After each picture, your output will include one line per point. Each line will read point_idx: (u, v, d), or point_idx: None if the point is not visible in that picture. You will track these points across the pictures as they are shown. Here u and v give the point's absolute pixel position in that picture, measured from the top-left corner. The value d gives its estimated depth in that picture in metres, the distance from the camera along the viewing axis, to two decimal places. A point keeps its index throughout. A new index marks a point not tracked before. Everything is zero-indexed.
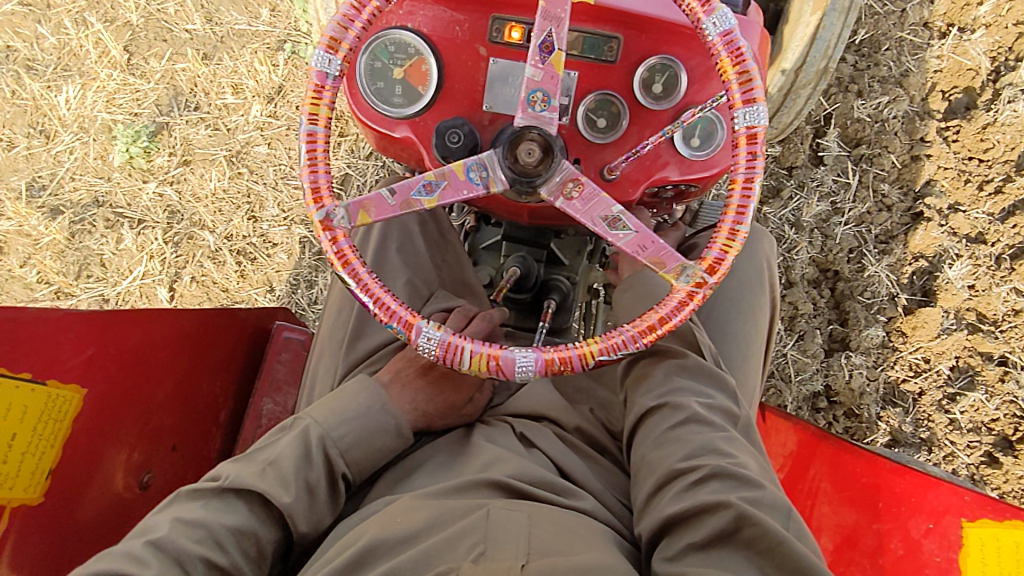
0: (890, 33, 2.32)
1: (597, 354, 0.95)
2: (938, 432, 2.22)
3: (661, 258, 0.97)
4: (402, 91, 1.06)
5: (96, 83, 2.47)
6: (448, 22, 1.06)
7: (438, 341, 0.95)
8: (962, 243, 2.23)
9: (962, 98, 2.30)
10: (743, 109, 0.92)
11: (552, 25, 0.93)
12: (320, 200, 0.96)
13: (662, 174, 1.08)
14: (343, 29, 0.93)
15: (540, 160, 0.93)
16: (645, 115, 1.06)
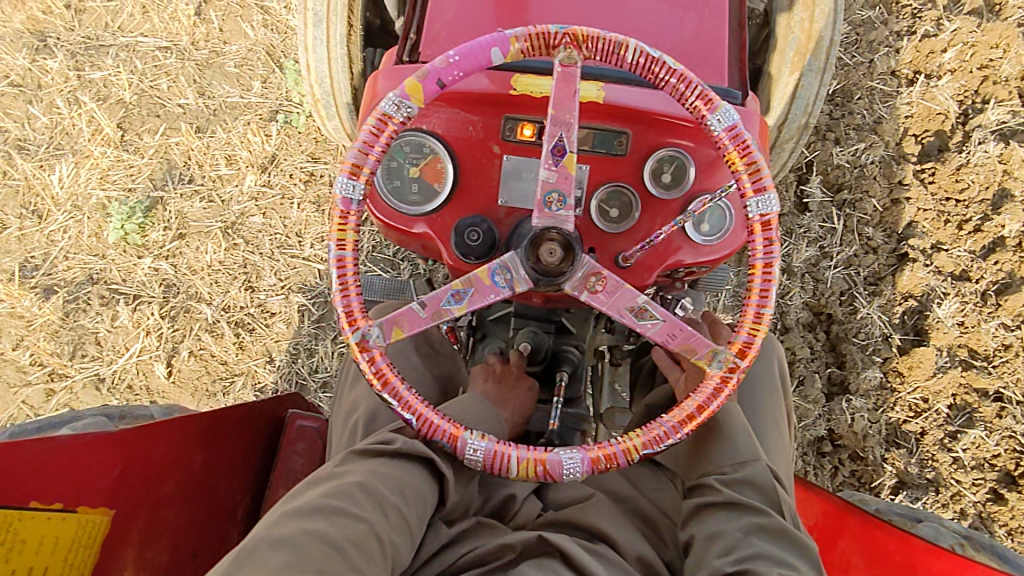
0: (860, 83, 2.44)
1: (641, 448, 0.97)
2: (943, 472, 2.23)
3: (692, 345, 1.00)
4: (419, 189, 1.09)
5: (89, 161, 2.49)
6: (462, 122, 1.09)
7: (485, 450, 0.97)
8: (948, 281, 2.29)
9: (934, 141, 2.39)
10: (755, 198, 0.94)
11: (562, 129, 0.94)
12: (354, 322, 0.98)
13: (676, 258, 1.12)
14: (364, 155, 0.95)
15: (562, 257, 0.96)
16: (656, 203, 1.10)
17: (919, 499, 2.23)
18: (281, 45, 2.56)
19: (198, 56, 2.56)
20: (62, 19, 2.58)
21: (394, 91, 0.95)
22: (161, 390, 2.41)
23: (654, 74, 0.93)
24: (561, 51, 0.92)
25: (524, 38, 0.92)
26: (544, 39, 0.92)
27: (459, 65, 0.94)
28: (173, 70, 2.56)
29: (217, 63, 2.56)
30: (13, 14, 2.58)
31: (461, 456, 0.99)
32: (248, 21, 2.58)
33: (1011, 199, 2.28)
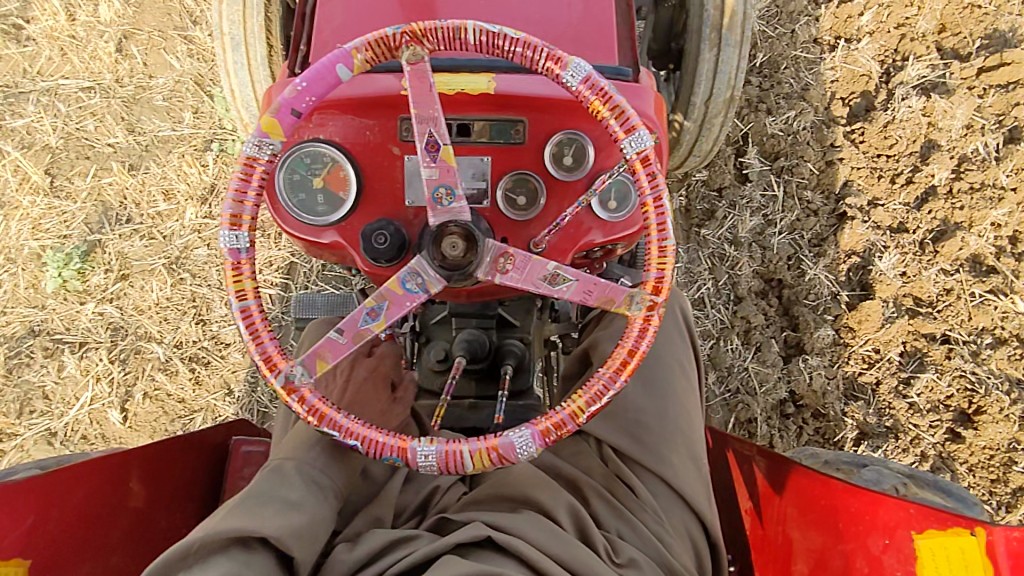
0: (785, 53, 2.43)
1: (586, 407, 0.94)
2: (901, 418, 2.19)
3: (608, 296, 0.97)
4: (324, 199, 1.09)
5: (20, 211, 2.42)
6: (360, 128, 1.09)
7: (436, 453, 0.92)
8: (886, 235, 2.27)
9: (861, 102, 2.38)
10: (627, 138, 0.95)
11: (430, 125, 0.98)
12: (275, 366, 0.96)
13: (587, 239, 1.14)
14: (239, 204, 0.96)
15: (464, 250, 0.97)
16: (560, 187, 1.12)
17: (880, 447, 2.21)
18: (208, 73, 2.53)
19: (124, 92, 2.51)
20: None
21: (252, 133, 0.96)
22: (118, 437, 2.34)
23: (500, 49, 0.94)
24: (403, 51, 0.93)
25: (364, 49, 0.94)
26: (386, 44, 0.94)
27: (308, 90, 0.95)
28: (99, 110, 2.50)
29: (144, 98, 2.52)
30: None
31: (416, 467, 0.94)
32: (172, 52, 2.54)
33: (938, 149, 2.27)
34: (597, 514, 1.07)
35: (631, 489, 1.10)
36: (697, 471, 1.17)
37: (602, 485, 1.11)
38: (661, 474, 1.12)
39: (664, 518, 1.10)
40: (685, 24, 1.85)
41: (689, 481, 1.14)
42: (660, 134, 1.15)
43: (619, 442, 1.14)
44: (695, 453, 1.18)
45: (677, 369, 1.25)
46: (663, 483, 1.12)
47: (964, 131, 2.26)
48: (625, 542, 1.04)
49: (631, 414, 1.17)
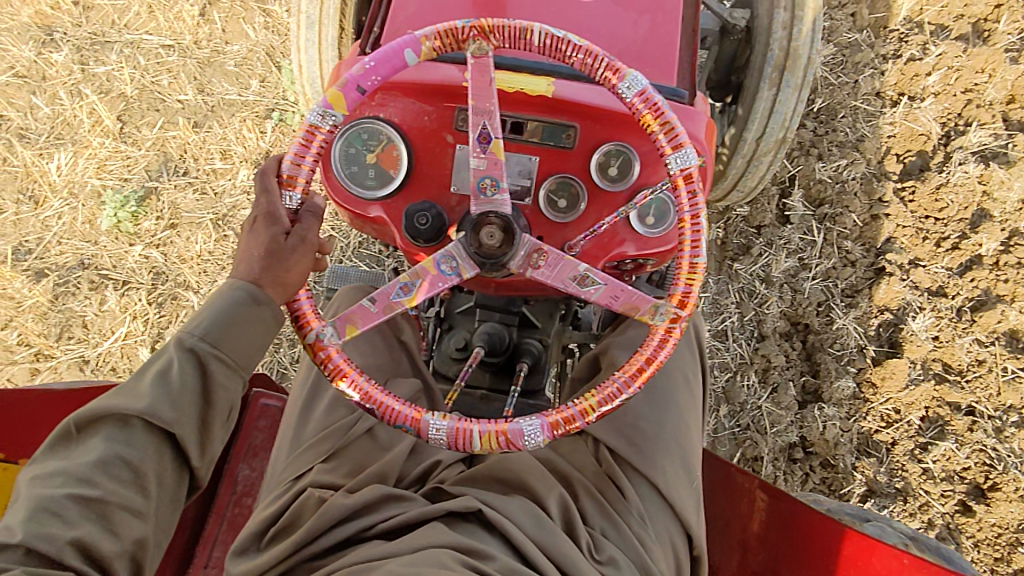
0: (844, 102, 2.42)
1: (597, 407, 0.98)
2: (912, 482, 2.16)
3: (634, 304, 1.01)
4: (375, 174, 1.15)
5: (87, 151, 2.54)
6: (418, 112, 1.15)
7: (447, 429, 0.96)
8: (924, 296, 2.25)
9: (916, 161, 2.36)
10: (673, 155, 0.98)
11: (485, 118, 1.02)
12: (308, 325, 1.02)
13: (620, 250, 1.17)
14: (296, 167, 1.01)
15: (501, 240, 1.02)
16: (602, 195, 1.15)
17: (886, 507, 2.17)
18: (281, 46, 2.63)
19: (201, 54, 2.63)
20: (70, 15, 2.66)
21: (318, 102, 1.02)
22: None
23: (562, 52, 0.98)
24: (470, 44, 0.98)
25: (434, 38, 0.99)
26: (455, 37, 0.98)
27: (376, 70, 1.01)
28: (175, 67, 2.62)
29: (218, 61, 2.63)
30: (23, 9, 2.66)
31: (425, 439, 0.98)
32: (251, 23, 2.66)
33: (989, 219, 2.26)
34: (585, 511, 1.09)
35: (620, 490, 1.11)
36: (686, 481, 1.18)
37: (592, 482, 1.13)
38: (651, 479, 1.14)
39: (649, 523, 1.11)
40: (748, 59, 1.87)
41: (678, 490, 1.16)
42: (705, 159, 1.16)
43: (611, 440, 1.16)
44: (688, 464, 1.20)
45: (681, 381, 1.25)
46: (652, 488, 1.14)
47: (1018, 205, 2.25)
48: (608, 540, 1.05)
49: (629, 418, 1.18)
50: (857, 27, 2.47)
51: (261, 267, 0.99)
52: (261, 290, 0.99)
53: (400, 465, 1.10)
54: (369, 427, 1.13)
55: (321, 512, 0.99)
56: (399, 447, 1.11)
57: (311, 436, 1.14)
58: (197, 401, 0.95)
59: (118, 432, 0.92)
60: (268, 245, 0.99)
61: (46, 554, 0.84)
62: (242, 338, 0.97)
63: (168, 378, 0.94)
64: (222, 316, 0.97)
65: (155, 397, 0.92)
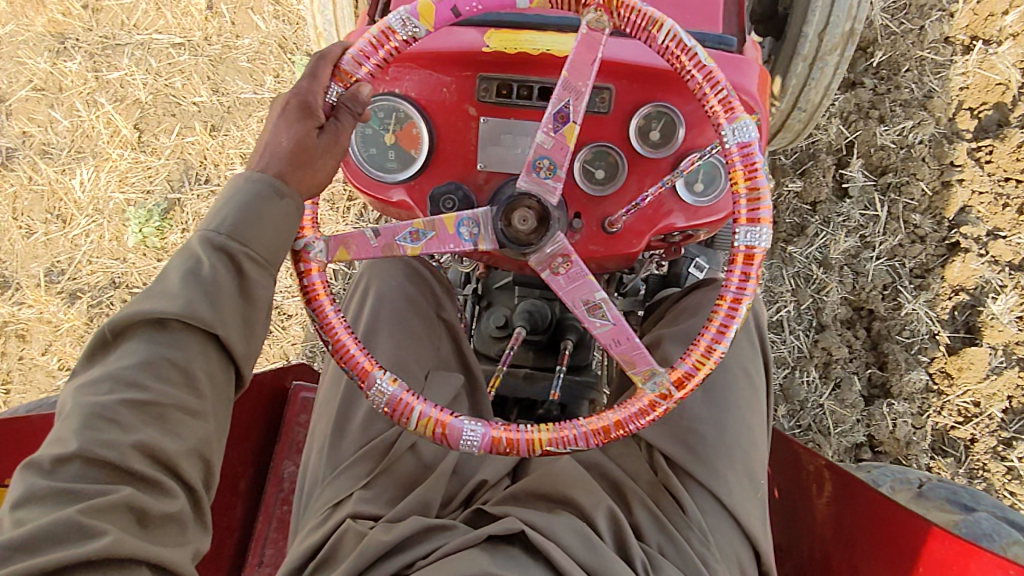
0: (909, 53, 2.06)
1: (546, 444, 0.87)
2: (996, 483, 1.94)
3: (631, 358, 0.91)
4: (395, 156, 1.06)
5: (108, 164, 2.39)
6: (436, 85, 1.04)
7: (390, 397, 0.88)
8: (1005, 272, 1.96)
9: (994, 114, 2.03)
10: (745, 227, 0.87)
11: (572, 95, 0.91)
12: (301, 229, 0.90)
13: (667, 222, 1.04)
14: (356, 65, 0.88)
15: (533, 227, 0.91)
16: (643, 163, 1.03)
17: None
18: (292, 37, 2.42)
19: (211, 51, 2.42)
20: (79, 19, 2.45)
21: (404, 6, 0.89)
22: None
23: (678, 61, 0.86)
24: (591, 13, 0.86)
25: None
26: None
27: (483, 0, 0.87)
28: (186, 67, 2.42)
29: (230, 58, 2.42)
30: (34, 16, 2.46)
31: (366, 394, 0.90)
32: (259, 13, 2.43)
33: None
34: (639, 524, 0.94)
35: (677, 501, 0.97)
36: (752, 490, 1.01)
37: (647, 493, 0.98)
38: (713, 488, 0.98)
39: (711, 539, 0.95)
40: None
41: (743, 501, 0.99)
42: (760, 115, 1.01)
43: (667, 447, 1.01)
44: (752, 468, 1.02)
45: (741, 374, 1.08)
46: (714, 500, 0.98)
47: None
48: (666, 559, 0.91)
49: (684, 420, 1.02)
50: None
51: (287, 162, 0.81)
52: (285, 184, 0.79)
53: (445, 485, 0.98)
54: (412, 444, 1.02)
55: (360, 547, 0.86)
56: (441, 466, 0.99)
57: (348, 456, 1.01)
58: (239, 298, 0.75)
59: (159, 332, 0.71)
60: (300, 139, 0.82)
61: (108, 462, 0.66)
62: (279, 233, 0.78)
63: (200, 272, 0.73)
64: (247, 205, 0.77)
65: (191, 291, 0.72)
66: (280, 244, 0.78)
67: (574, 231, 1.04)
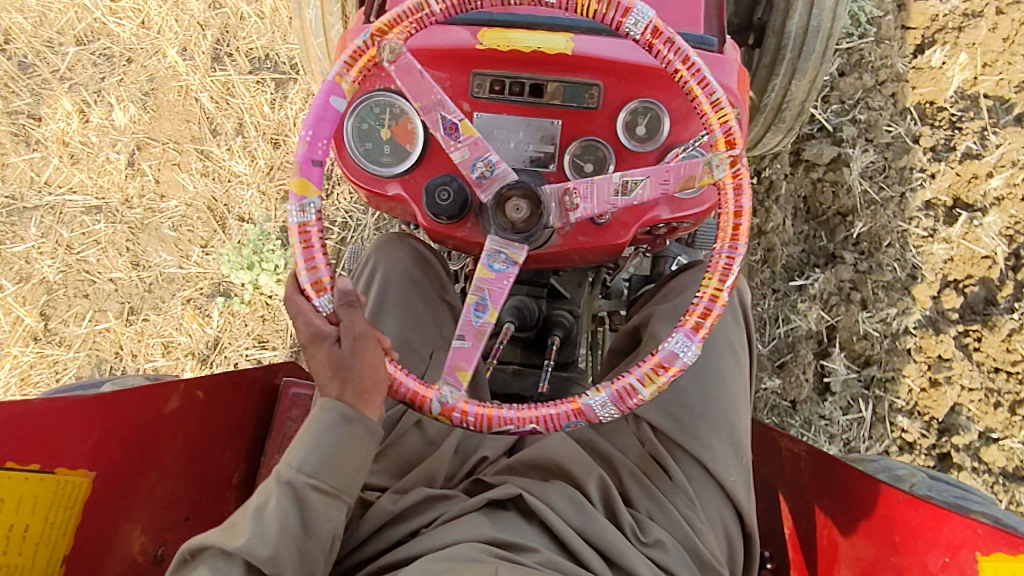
0: (890, 224, 1.89)
1: (721, 286, 0.92)
2: None
3: (688, 174, 0.92)
4: (390, 150, 1.09)
5: (8, 360, 2.05)
6: (431, 81, 1.07)
7: (609, 398, 0.90)
8: (998, 481, 1.83)
9: (979, 290, 1.86)
10: (629, 20, 0.89)
11: (439, 109, 0.94)
12: (423, 394, 0.91)
13: (653, 214, 1.11)
14: (314, 269, 0.91)
15: (528, 204, 0.93)
16: (631, 157, 1.07)
17: None
18: (223, 198, 2.13)
19: (130, 217, 2.13)
20: None
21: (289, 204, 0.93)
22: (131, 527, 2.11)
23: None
24: (386, 51, 0.91)
25: (398, 18, 0.91)
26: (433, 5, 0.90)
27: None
28: (104, 238, 2.12)
29: (152, 224, 2.13)
30: None
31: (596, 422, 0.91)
32: (186, 170, 2.14)
33: None
34: (628, 492, 1.05)
35: (666, 471, 1.05)
36: (737, 457, 1.09)
37: (636, 464, 1.06)
38: (698, 456, 1.06)
39: (697, 504, 1.04)
40: None
41: (728, 467, 1.07)
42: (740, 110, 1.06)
43: (657, 420, 1.07)
44: (737, 438, 1.09)
45: (728, 351, 1.14)
46: (701, 468, 1.06)
47: None
48: (654, 522, 1.01)
49: (676, 394, 1.08)
50: (896, 37, 1.93)
51: (331, 379, 0.87)
52: (350, 408, 0.88)
53: (448, 462, 1.06)
54: (416, 420, 1.08)
55: (367, 515, 0.96)
56: (446, 443, 1.06)
57: None
58: (296, 534, 0.84)
59: (222, 561, 0.82)
60: (329, 362, 0.87)
61: None
62: (343, 467, 0.88)
63: (265, 512, 0.85)
64: (317, 442, 0.87)
65: (254, 533, 0.83)
66: (340, 479, 0.88)
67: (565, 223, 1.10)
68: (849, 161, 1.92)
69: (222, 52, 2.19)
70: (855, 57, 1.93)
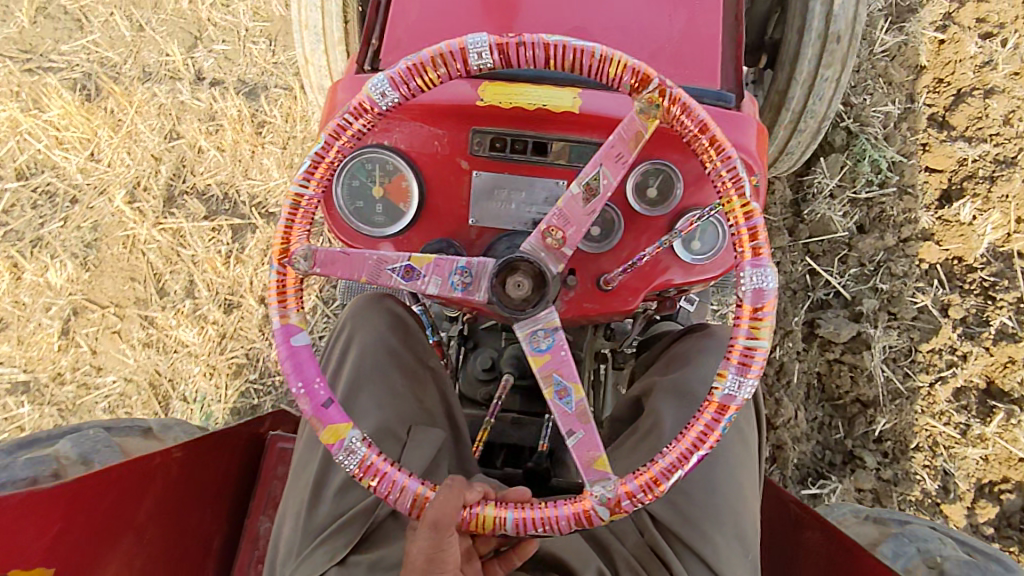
0: (915, 424, 1.78)
1: (733, 198, 0.80)
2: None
3: (636, 132, 0.83)
4: (383, 209, 1.01)
5: None
6: (427, 137, 1.00)
7: (737, 378, 0.80)
8: None
9: (1016, 498, 1.71)
10: (473, 59, 0.82)
11: (384, 263, 0.87)
12: (587, 514, 0.81)
13: (663, 279, 1.02)
14: (396, 494, 0.83)
15: (522, 272, 0.85)
16: (641, 221, 1.01)
17: None
18: (167, 372, 1.89)
19: (62, 397, 1.88)
20: None
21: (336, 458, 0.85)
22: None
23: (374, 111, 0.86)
24: (301, 260, 0.86)
25: (314, 164, 0.88)
26: (345, 139, 0.87)
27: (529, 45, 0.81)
28: (28, 423, 1.87)
29: (85, 404, 1.88)
30: None
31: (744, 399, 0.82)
32: (127, 341, 1.90)
33: None
34: None
35: (664, 564, 1.00)
36: (741, 550, 1.03)
37: (632, 554, 1.02)
38: (699, 551, 1.00)
39: None
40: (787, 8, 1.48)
41: (731, 562, 1.01)
42: (759, 174, 0.98)
43: (659, 512, 1.02)
44: (741, 529, 1.03)
45: (733, 436, 1.08)
46: (703, 565, 1.00)
47: None
48: None
49: (676, 481, 1.03)
50: (919, 186, 1.86)
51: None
52: None
53: None
54: None
55: None
56: None
57: (325, 527, 1.01)
58: None
59: None
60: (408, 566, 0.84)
61: None
62: None
63: None
64: None
65: None
66: None
67: (569, 287, 1.02)
68: (869, 341, 1.81)
69: (188, 177, 1.95)
70: (875, 210, 1.86)
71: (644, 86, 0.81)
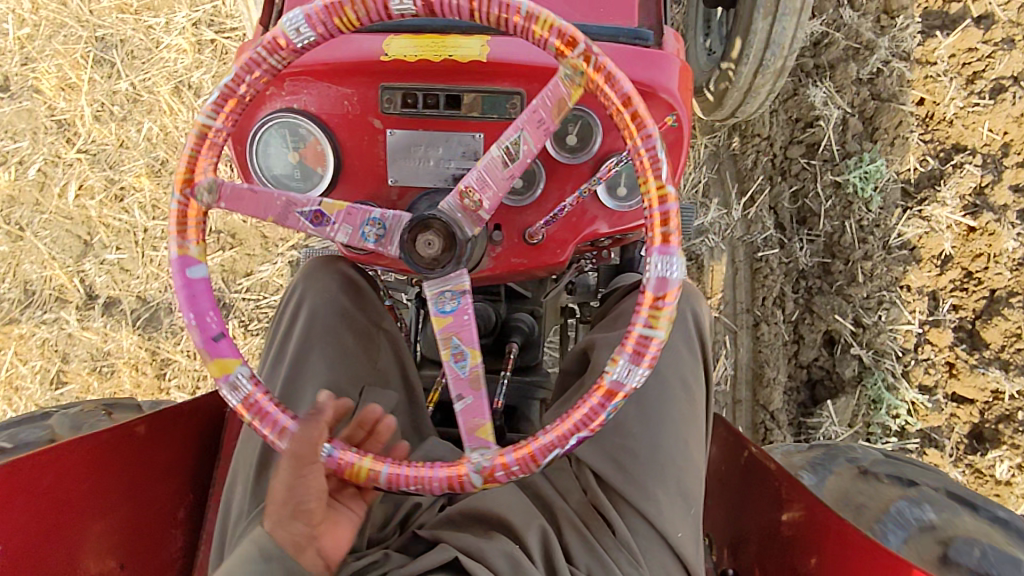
0: None
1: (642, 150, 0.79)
2: None
3: (561, 100, 0.80)
4: (300, 174, 0.99)
5: None
6: (337, 97, 0.97)
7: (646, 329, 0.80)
8: None
9: None
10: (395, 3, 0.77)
11: (303, 203, 0.86)
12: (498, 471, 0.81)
13: (591, 229, 1.01)
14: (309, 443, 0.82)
15: (435, 243, 0.84)
16: (563, 170, 0.98)
17: None
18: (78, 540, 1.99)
19: None
20: None
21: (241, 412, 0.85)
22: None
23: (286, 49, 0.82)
24: (201, 182, 0.86)
25: (223, 95, 0.84)
26: (257, 74, 0.83)
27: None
28: None
29: None
30: None
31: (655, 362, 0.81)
32: None
33: None
34: (569, 546, 1.00)
35: (608, 524, 1.01)
36: (685, 507, 1.04)
37: (577, 512, 1.03)
38: (643, 510, 1.01)
39: (642, 561, 0.99)
40: None
41: (674, 520, 1.02)
42: (680, 114, 0.95)
43: (598, 465, 1.04)
44: (685, 486, 1.04)
45: (680, 392, 1.08)
46: (643, 519, 1.01)
47: None
48: None
49: (618, 438, 1.04)
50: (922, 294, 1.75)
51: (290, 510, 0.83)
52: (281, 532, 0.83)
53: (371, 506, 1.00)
54: None
55: None
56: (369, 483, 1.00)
57: (270, 486, 1.02)
58: None
59: None
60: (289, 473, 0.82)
61: None
62: None
63: None
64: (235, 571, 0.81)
65: None
66: None
67: (495, 243, 1.01)
68: None
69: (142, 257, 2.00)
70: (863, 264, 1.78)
71: (571, 48, 0.77)
